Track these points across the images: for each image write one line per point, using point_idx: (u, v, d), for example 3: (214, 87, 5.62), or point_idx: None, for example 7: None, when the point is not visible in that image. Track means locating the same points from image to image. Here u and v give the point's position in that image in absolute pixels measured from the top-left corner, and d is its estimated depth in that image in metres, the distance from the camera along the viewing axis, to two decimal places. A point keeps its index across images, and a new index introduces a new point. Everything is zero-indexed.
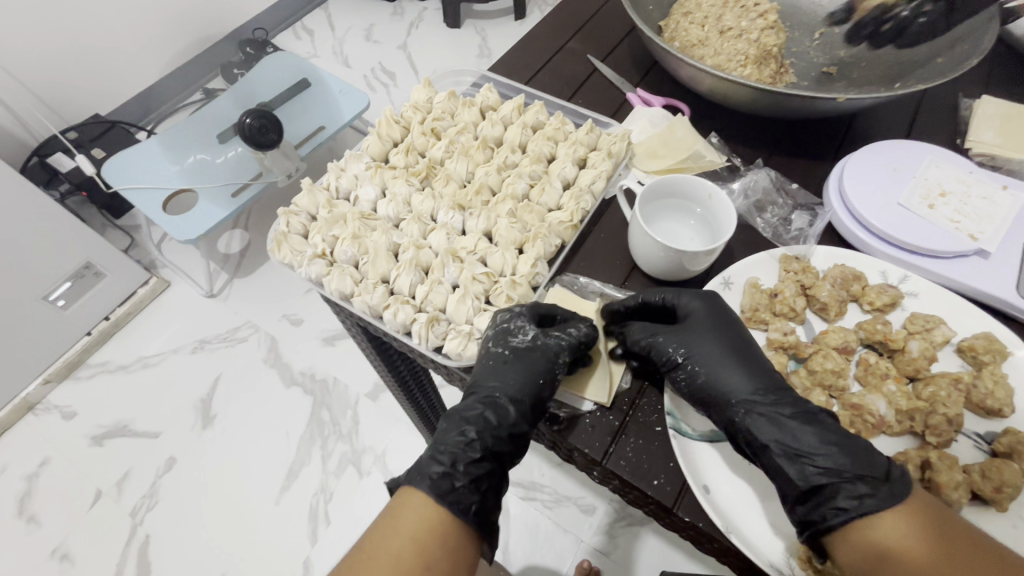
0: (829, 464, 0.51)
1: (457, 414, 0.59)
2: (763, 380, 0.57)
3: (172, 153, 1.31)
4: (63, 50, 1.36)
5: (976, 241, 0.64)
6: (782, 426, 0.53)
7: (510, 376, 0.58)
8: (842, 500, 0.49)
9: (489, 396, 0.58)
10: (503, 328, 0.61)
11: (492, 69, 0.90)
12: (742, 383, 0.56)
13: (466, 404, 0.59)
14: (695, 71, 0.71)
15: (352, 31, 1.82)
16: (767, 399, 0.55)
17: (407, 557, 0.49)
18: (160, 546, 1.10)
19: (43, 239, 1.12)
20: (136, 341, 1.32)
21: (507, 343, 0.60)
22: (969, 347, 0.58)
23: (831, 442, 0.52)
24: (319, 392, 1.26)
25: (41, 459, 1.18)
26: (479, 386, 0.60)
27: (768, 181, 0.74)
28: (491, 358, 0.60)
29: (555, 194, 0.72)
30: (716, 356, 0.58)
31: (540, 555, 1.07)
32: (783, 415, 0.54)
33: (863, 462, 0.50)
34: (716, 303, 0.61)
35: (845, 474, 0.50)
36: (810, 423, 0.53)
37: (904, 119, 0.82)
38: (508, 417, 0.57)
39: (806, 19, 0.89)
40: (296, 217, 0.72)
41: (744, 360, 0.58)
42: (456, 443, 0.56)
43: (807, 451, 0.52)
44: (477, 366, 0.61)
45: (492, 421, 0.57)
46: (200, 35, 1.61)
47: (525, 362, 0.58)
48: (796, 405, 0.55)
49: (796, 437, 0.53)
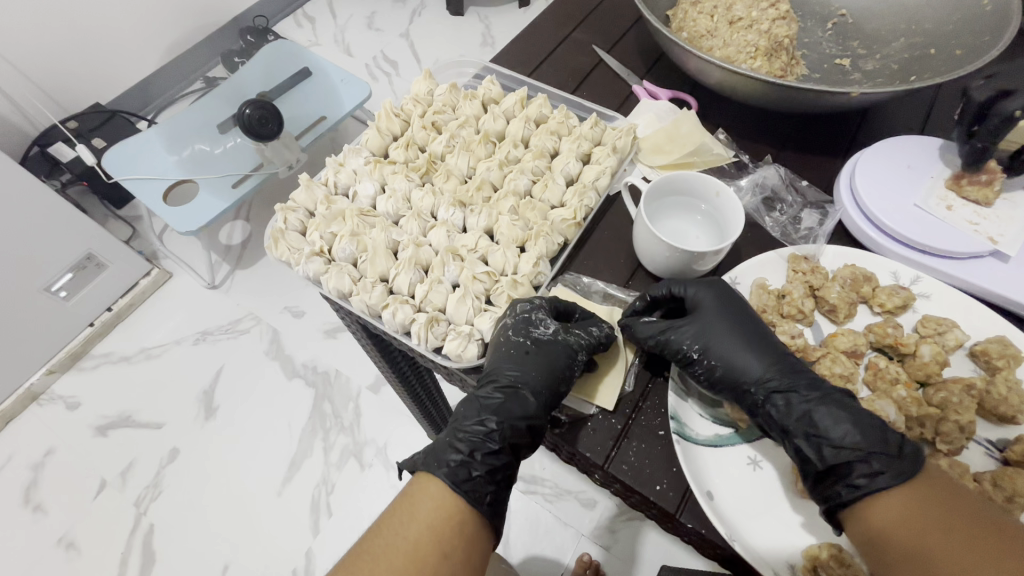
0: (847, 440, 0.50)
1: (476, 399, 0.58)
2: (779, 362, 0.56)
3: (172, 143, 1.29)
4: (62, 40, 1.34)
5: (995, 243, 0.62)
6: (802, 410, 0.52)
7: (532, 366, 0.56)
8: (854, 476, 0.49)
9: (508, 384, 0.57)
10: (525, 318, 0.59)
11: (495, 60, 0.88)
12: (758, 369, 0.55)
13: (484, 390, 0.58)
14: (703, 63, 0.69)
15: (354, 19, 1.79)
16: (785, 380, 0.55)
17: (425, 546, 0.49)
18: (165, 537, 1.10)
19: (44, 229, 1.11)
20: (139, 332, 1.32)
21: (529, 334, 0.58)
22: (983, 351, 0.57)
23: (845, 420, 0.51)
24: (321, 384, 1.26)
25: (45, 449, 1.18)
26: (497, 373, 0.58)
27: (778, 179, 0.73)
28: (512, 347, 0.58)
29: (559, 190, 0.70)
30: (731, 344, 0.57)
31: (541, 548, 1.06)
32: (801, 399, 0.53)
33: (875, 438, 0.50)
34: (720, 289, 0.60)
35: (857, 450, 0.50)
36: (824, 403, 0.52)
37: (919, 113, 0.80)
38: (529, 409, 0.56)
39: (819, 9, 0.86)
40: (294, 213, 0.70)
41: (757, 344, 0.57)
42: (475, 432, 0.55)
43: (822, 429, 0.51)
44: (492, 351, 0.59)
45: (513, 411, 0.56)
46: (199, 22, 1.59)
47: (546, 356, 0.57)
48: (813, 386, 0.54)
49: (811, 415, 0.52)
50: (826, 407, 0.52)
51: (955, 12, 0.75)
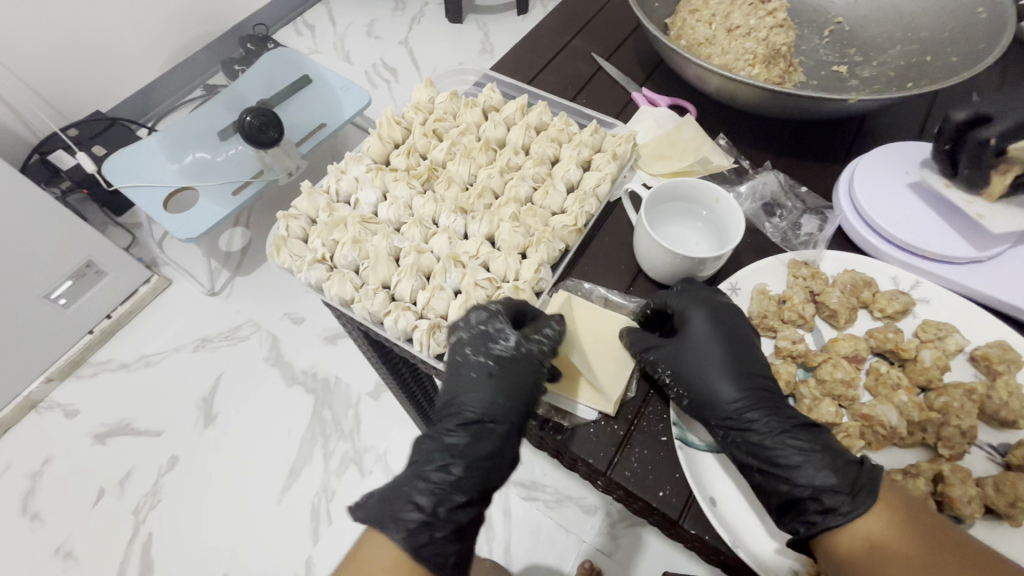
0: (816, 480, 0.50)
1: (440, 431, 0.57)
2: (753, 397, 0.55)
3: (172, 151, 1.29)
4: (63, 49, 1.35)
5: (980, 215, 0.61)
6: (776, 455, 0.52)
7: (497, 389, 0.56)
8: (809, 513, 0.49)
9: (473, 420, 0.57)
10: (482, 333, 0.58)
11: (495, 68, 0.89)
12: (721, 401, 0.54)
13: (451, 419, 0.57)
14: (702, 71, 0.70)
15: (353, 26, 1.80)
16: (749, 417, 0.54)
17: None
18: (163, 547, 1.10)
19: (42, 239, 1.11)
20: (138, 339, 1.31)
21: (489, 353, 0.57)
22: (983, 356, 0.57)
23: (828, 468, 0.50)
24: (321, 391, 1.26)
25: (44, 458, 1.18)
26: (462, 398, 0.57)
27: (778, 186, 0.73)
28: (474, 369, 0.57)
29: (559, 197, 0.70)
30: (707, 374, 0.56)
31: (542, 555, 1.06)
32: (760, 437, 0.53)
33: (850, 482, 0.49)
34: (717, 314, 0.58)
35: (839, 493, 0.49)
36: (795, 441, 0.52)
37: (916, 120, 0.80)
38: (498, 437, 0.57)
39: (815, 17, 0.87)
40: (296, 220, 0.71)
41: (736, 377, 0.55)
42: (439, 482, 0.54)
43: (797, 477, 0.50)
44: (453, 378, 0.58)
45: (482, 443, 0.56)
46: (199, 31, 1.59)
47: (510, 373, 0.57)
48: (789, 425, 0.53)
49: (789, 464, 0.51)
50: (802, 450, 0.52)
51: (950, 21, 0.75)
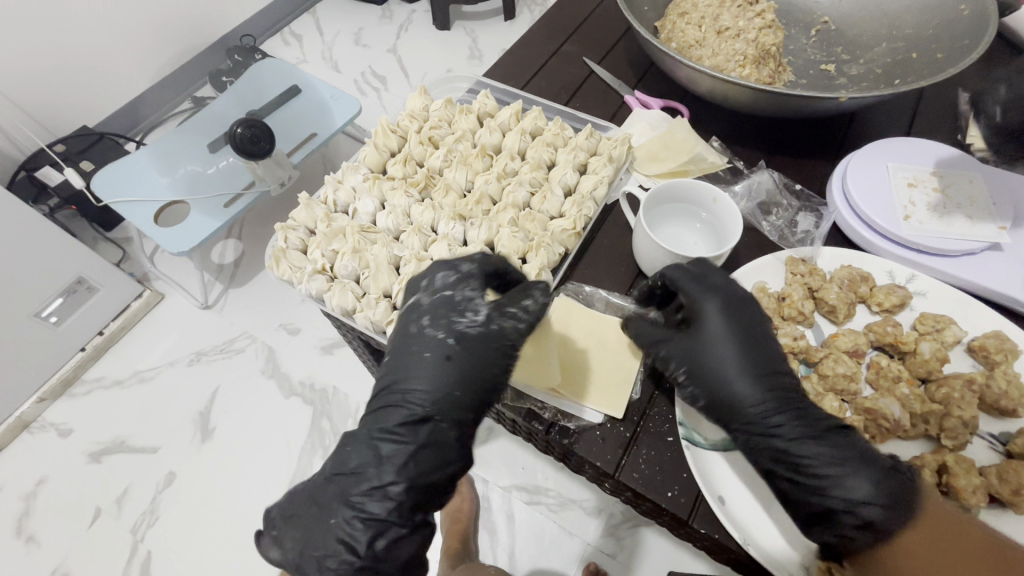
0: (849, 493, 0.49)
1: (382, 410, 0.56)
2: (774, 398, 0.54)
3: (163, 164, 1.28)
4: (49, 65, 1.34)
5: (909, 182, 0.68)
6: (809, 465, 0.51)
7: (451, 368, 0.56)
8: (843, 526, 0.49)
9: (419, 400, 0.55)
10: (447, 307, 0.58)
11: (488, 74, 0.89)
12: (742, 403, 0.53)
13: (396, 400, 0.56)
14: (694, 72, 0.70)
15: (341, 35, 1.80)
16: (770, 419, 0.53)
17: None
18: (162, 565, 1.08)
19: (32, 257, 1.10)
20: (131, 355, 1.30)
21: (450, 329, 0.57)
22: (981, 346, 0.58)
23: (863, 478, 0.49)
24: (319, 402, 1.25)
25: (37, 478, 1.16)
26: (409, 377, 0.56)
27: (772, 184, 0.74)
28: (430, 345, 0.56)
29: (557, 201, 0.71)
30: (725, 374, 0.55)
31: (546, 559, 1.03)
32: (784, 440, 0.52)
33: (886, 494, 0.48)
34: (732, 309, 0.57)
35: (871, 504, 0.48)
36: (828, 449, 0.51)
37: (905, 116, 0.82)
38: (443, 426, 0.56)
39: (802, 16, 0.88)
40: (294, 232, 0.70)
41: (754, 376, 0.54)
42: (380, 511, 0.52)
43: (831, 488, 0.50)
44: (405, 354, 0.57)
45: (430, 426, 0.55)
46: (186, 44, 1.59)
47: (469, 350, 0.56)
48: (818, 432, 0.52)
49: (822, 475, 0.50)
50: (835, 459, 0.51)
51: (934, 19, 0.76)
